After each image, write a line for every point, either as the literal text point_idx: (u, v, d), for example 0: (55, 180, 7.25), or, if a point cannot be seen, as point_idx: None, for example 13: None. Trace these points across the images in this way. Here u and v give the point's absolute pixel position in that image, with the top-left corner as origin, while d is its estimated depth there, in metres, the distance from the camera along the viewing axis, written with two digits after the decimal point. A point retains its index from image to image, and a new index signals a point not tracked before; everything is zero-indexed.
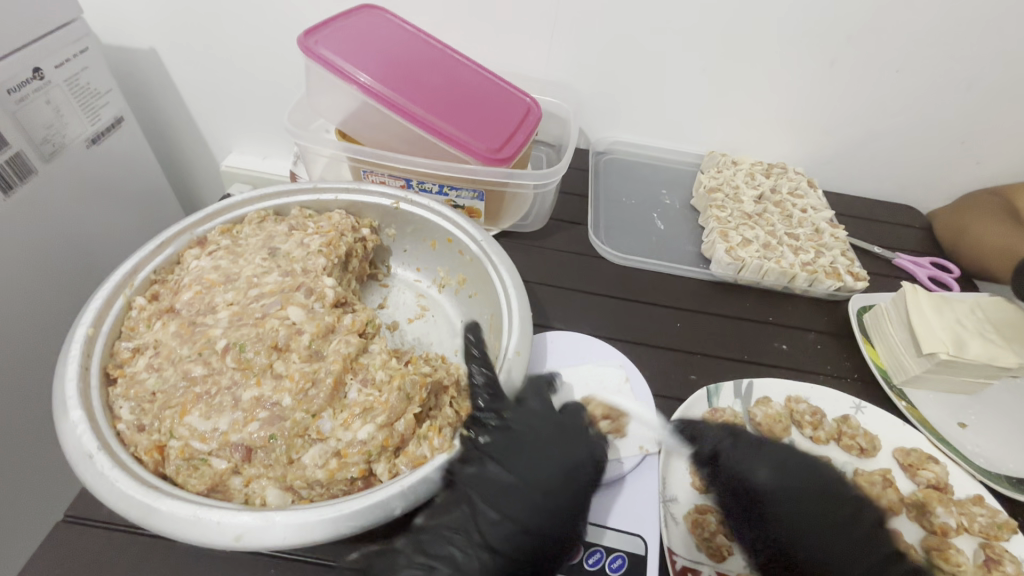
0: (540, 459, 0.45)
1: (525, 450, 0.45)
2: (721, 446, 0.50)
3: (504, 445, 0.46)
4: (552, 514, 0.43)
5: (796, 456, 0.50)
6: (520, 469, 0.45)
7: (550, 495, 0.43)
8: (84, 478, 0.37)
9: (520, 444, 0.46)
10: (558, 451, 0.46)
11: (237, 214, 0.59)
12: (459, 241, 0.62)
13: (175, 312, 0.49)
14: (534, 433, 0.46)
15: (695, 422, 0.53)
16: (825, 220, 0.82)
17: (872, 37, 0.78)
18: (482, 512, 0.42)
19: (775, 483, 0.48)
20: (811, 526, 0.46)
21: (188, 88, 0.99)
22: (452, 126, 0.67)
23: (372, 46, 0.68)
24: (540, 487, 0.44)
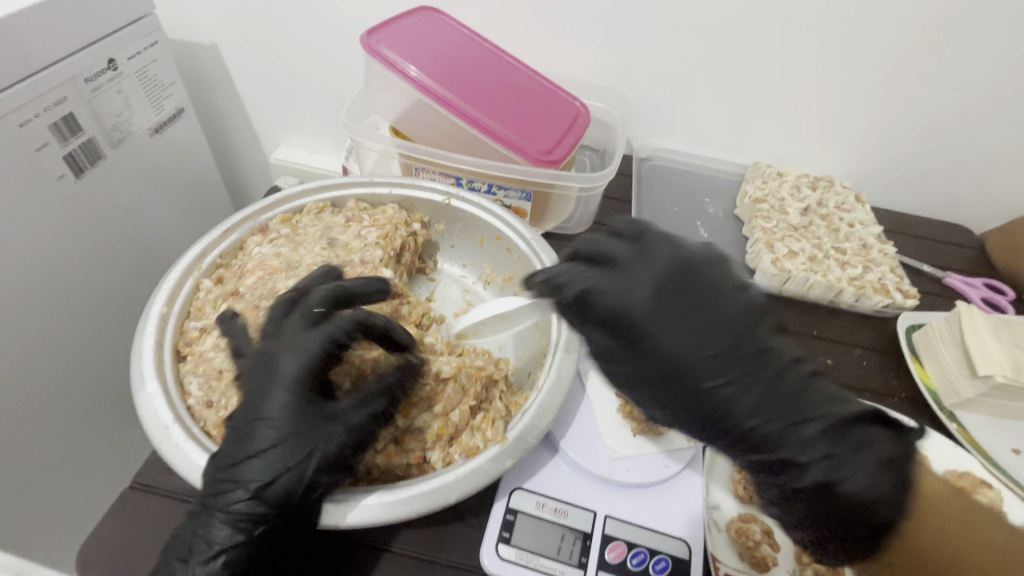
0: (265, 392, 0.40)
1: (251, 393, 0.41)
2: (636, 326, 0.42)
3: (246, 390, 0.41)
4: (259, 462, 0.38)
5: (672, 266, 0.43)
6: (252, 415, 0.40)
7: (257, 440, 0.39)
8: (161, 448, 0.39)
9: (259, 373, 0.41)
10: (282, 375, 0.41)
11: (297, 205, 0.61)
12: (508, 239, 0.63)
13: (239, 295, 0.51)
14: (258, 369, 0.41)
15: (598, 294, 0.43)
16: (873, 235, 0.81)
17: (931, 51, 0.76)
18: (220, 476, 0.38)
19: (663, 312, 0.42)
20: (696, 351, 0.40)
21: (243, 83, 1.02)
22: (504, 127, 0.68)
23: (428, 47, 0.70)
24: (268, 419, 0.39)
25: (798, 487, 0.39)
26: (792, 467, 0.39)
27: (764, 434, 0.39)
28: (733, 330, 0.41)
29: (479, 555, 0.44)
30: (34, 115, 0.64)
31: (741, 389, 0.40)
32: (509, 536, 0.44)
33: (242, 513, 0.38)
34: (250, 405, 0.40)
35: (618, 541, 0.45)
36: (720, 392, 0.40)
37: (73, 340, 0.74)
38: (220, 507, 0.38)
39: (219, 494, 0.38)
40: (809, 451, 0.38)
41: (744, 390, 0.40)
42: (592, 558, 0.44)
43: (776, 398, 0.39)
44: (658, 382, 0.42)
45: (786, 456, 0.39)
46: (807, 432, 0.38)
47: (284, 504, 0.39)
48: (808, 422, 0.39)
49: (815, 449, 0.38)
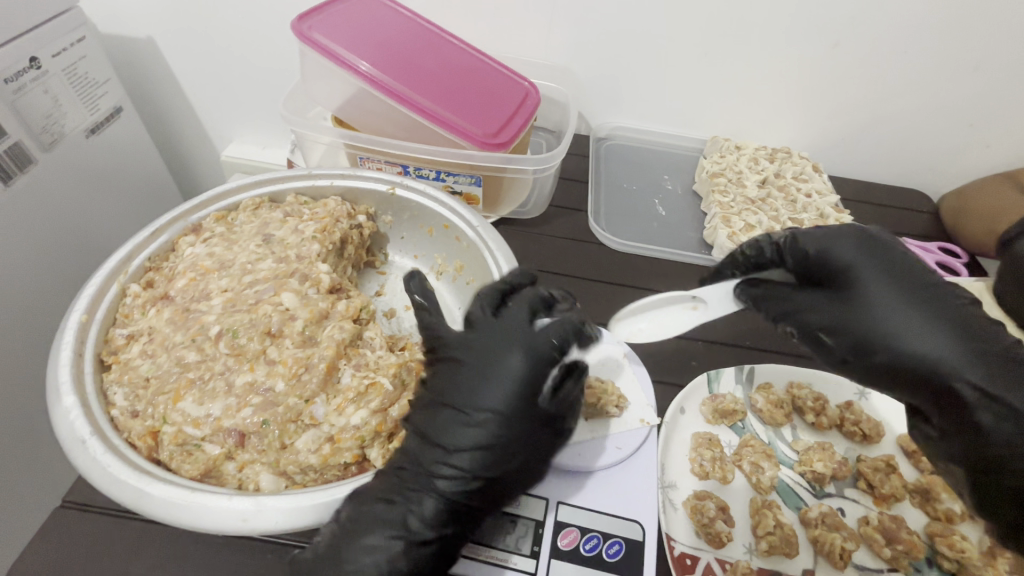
0: (458, 388, 0.41)
1: (457, 381, 0.42)
2: (850, 281, 0.47)
3: (448, 377, 0.43)
4: (469, 465, 0.40)
5: (878, 237, 0.49)
6: (456, 408, 0.41)
7: (468, 437, 0.40)
8: (77, 464, 0.37)
9: (465, 364, 0.42)
10: (509, 370, 0.41)
11: (232, 202, 0.59)
12: (456, 227, 0.62)
13: (169, 299, 0.48)
14: (468, 356, 0.43)
15: (828, 249, 0.48)
16: (830, 204, 0.81)
17: (878, 15, 0.75)
18: (416, 484, 0.40)
19: (883, 277, 0.46)
20: (906, 307, 0.44)
21: (186, 78, 0.98)
22: (449, 111, 0.66)
23: (367, 31, 0.68)
24: (464, 420, 0.40)
25: (994, 443, 0.41)
26: (991, 419, 0.41)
27: (973, 391, 0.42)
28: (940, 292, 0.46)
29: None
30: None
31: (943, 335, 0.43)
32: None
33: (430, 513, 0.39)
34: (452, 398, 0.41)
35: (572, 527, 0.45)
36: (933, 347, 0.43)
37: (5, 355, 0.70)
38: (415, 502, 0.39)
39: (415, 493, 0.39)
40: (1019, 396, 0.41)
41: (940, 340, 0.43)
42: (545, 547, 0.43)
43: (978, 340, 0.43)
44: (883, 331, 0.44)
45: (989, 413, 0.41)
46: (1017, 392, 0.41)
47: (469, 505, 0.40)
48: (1011, 373, 0.42)
49: (1021, 400, 0.41)
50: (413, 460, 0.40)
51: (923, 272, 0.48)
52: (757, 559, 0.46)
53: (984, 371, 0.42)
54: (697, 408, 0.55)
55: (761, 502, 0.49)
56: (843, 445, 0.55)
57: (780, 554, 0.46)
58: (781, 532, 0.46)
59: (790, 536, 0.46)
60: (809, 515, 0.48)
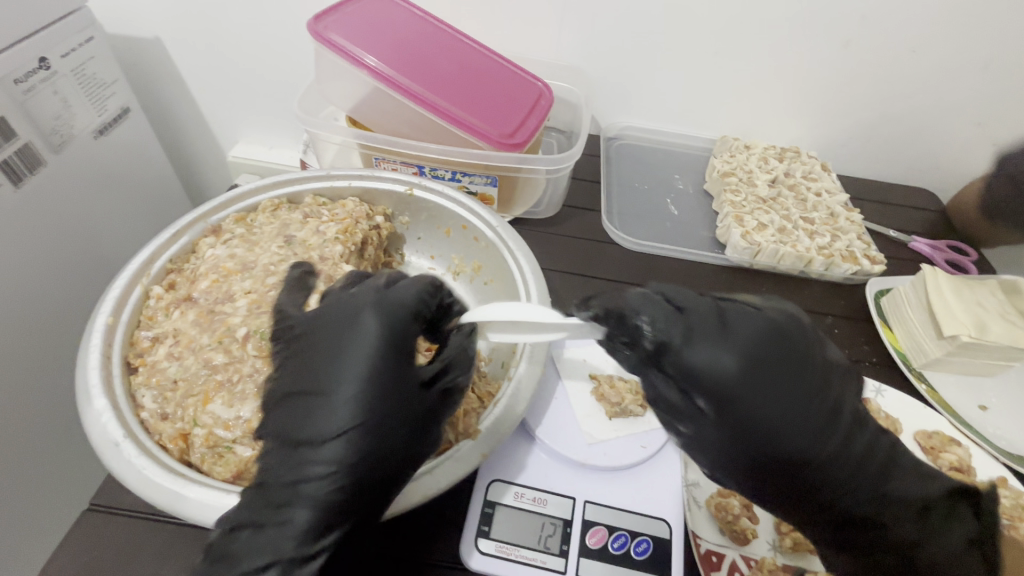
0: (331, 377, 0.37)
1: (306, 379, 0.38)
2: (723, 395, 0.35)
3: (297, 372, 0.39)
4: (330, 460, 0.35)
5: (765, 335, 0.37)
6: (304, 409, 0.37)
7: (322, 430, 0.36)
8: (111, 467, 0.36)
9: (314, 351, 0.39)
10: (363, 348, 0.37)
11: (251, 203, 0.59)
12: (474, 228, 0.62)
13: (193, 301, 0.48)
14: (319, 346, 0.39)
15: (696, 354, 0.35)
16: (840, 203, 0.81)
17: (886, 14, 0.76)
18: (272, 504, 0.35)
19: (749, 378, 0.35)
20: (788, 422, 0.36)
21: (193, 79, 0.98)
22: (464, 111, 0.66)
23: (382, 31, 0.68)
24: (315, 416, 0.36)
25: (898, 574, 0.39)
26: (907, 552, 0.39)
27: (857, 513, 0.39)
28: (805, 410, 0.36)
29: (460, 550, 0.43)
30: None
31: (856, 462, 0.38)
32: (488, 529, 0.44)
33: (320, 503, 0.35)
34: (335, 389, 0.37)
35: (599, 526, 0.45)
36: (804, 467, 0.37)
37: (19, 360, 0.70)
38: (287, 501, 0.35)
39: (302, 481, 0.35)
40: (929, 538, 0.39)
41: (857, 467, 0.38)
42: (573, 545, 0.44)
43: (862, 472, 0.38)
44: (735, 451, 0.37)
45: (919, 524, 0.39)
46: (903, 524, 0.39)
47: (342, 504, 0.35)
48: (920, 505, 0.39)
49: (912, 535, 0.39)
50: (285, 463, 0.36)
51: (813, 382, 0.37)
52: (782, 556, 0.46)
53: (859, 495, 0.39)
54: None
55: None
56: None
57: (804, 551, 0.47)
58: None
59: (812, 533, 0.47)
60: None
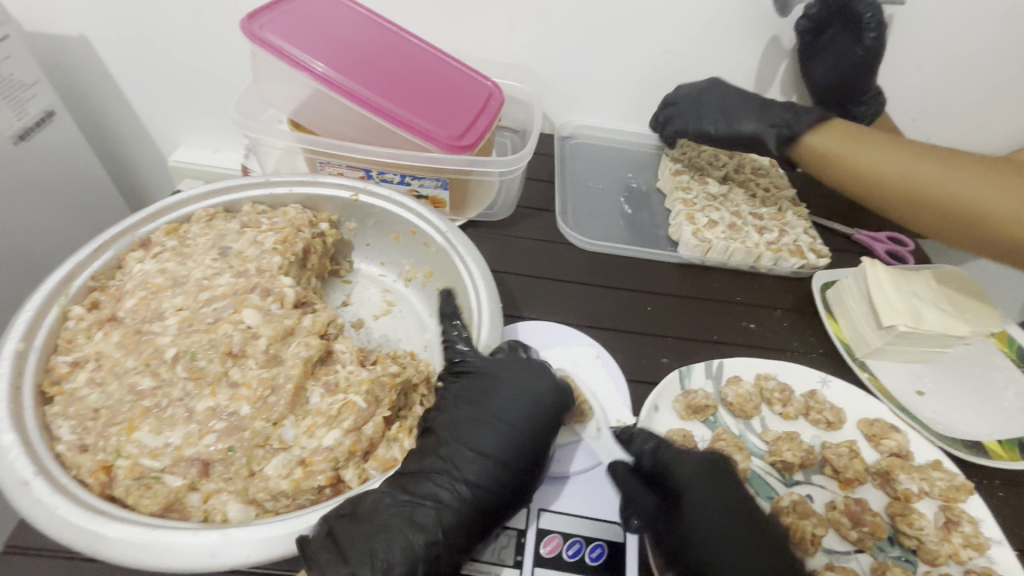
0: (486, 401, 0.44)
1: (491, 396, 0.44)
2: (694, 530, 0.44)
3: (477, 395, 0.45)
4: (511, 464, 0.42)
5: (733, 496, 0.46)
6: (489, 425, 0.43)
7: (512, 441, 0.43)
8: (20, 508, 0.34)
9: (498, 381, 0.45)
10: (537, 380, 0.46)
11: (184, 214, 0.55)
12: (424, 233, 0.60)
13: (117, 321, 0.45)
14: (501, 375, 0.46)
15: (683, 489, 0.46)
16: (787, 199, 0.83)
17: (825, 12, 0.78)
18: (431, 504, 0.39)
19: (711, 529, 0.44)
20: (695, 540, 0.43)
21: (125, 79, 0.92)
22: (411, 113, 0.64)
23: (323, 31, 0.65)
24: (507, 430, 0.43)
25: None
26: None
27: None
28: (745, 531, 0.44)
29: None
30: None
31: (749, 567, 0.41)
32: None
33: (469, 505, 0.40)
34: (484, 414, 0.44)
35: (553, 534, 0.44)
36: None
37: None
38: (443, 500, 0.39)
39: (456, 483, 0.40)
40: None
41: (733, 565, 0.42)
42: (527, 556, 0.43)
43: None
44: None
45: None
46: None
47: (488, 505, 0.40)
48: None
49: None
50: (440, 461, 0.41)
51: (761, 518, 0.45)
52: None
53: None
54: (671, 404, 0.56)
55: None
56: (809, 433, 0.57)
57: None
58: None
59: None
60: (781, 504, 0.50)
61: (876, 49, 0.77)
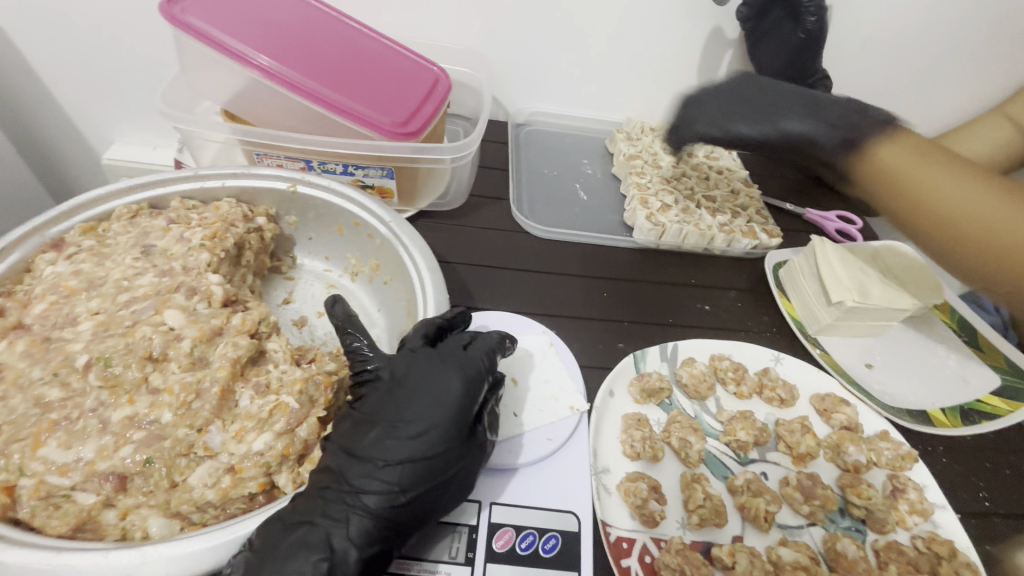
0: (393, 408, 0.39)
1: (395, 400, 0.40)
2: None
3: (380, 400, 0.40)
4: (420, 471, 0.37)
5: None
6: (392, 431, 0.38)
7: (420, 447, 0.38)
8: None
9: (406, 382, 0.40)
10: (450, 376, 0.41)
11: (104, 211, 0.52)
12: (367, 224, 0.58)
13: (25, 328, 0.42)
14: (408, 374, 0.41)
15: None
16: (739, 180, 0.84)
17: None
18: (325, 526, 0.35)
19: None
20: None
21: (46, 71, 0.85)
22: (351, 100, 0.62)
23: (253, 15, 0.61)
24: (414, 436, 0.38)
25: None
26: None
27: None
28: None
29: None
30: None
31: None
32: None
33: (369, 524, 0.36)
34: (382, 417, 0.39)
35: (506, 527, 0.43)
36: None
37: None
38: (339, 518, 0.36)
39: (355, 501, 0.36)
40: None
41: None
42: (479, 552, 0.42)
43: None
44: None
45: None
46: None
47: (396, 519, 0.37)
48: None
49: None
50: (337, 477, 0.37)
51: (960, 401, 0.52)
52: (690, 533, 0.47)
53: None
54: (626, 389, 0.56)
55: (690, 477, 0.50)
56: (763, 410, 0.58)
57: (711, 526, 0.47)
58: (710, 504, 0.48)
59: (718, 507, 0.48)
60: (736, 483, 0.50)
61: (816, 32, 0.77)
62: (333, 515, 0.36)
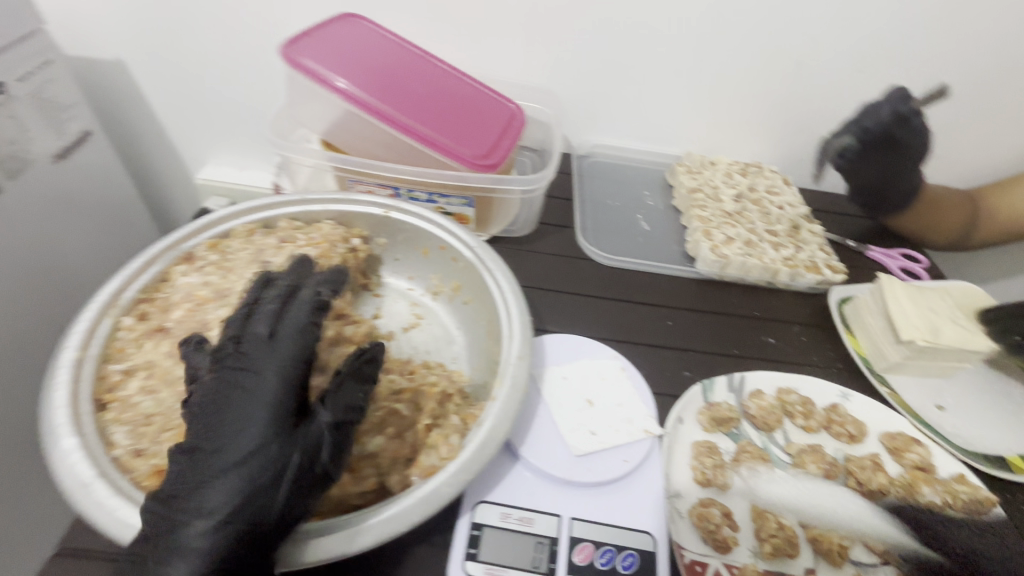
0: (227, 406, 0.38)
1: (227, 396, 0.38)
2: None
3: (212, 396, 0.38)
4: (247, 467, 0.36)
5: None
6: (222, 428, 0.37)
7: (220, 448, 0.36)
8: (83, 509, 0.35)
9: (240, 376, 0.39)
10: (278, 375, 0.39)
11: (226, 228, 0.57)
12: (452, 248, 0.62)
13: (166, 331, 0.47)
14: (251, 367, 0.39)
15: None
16: (801, 216, 0.85)
17: (862, 139, 0.75)
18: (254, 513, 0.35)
19: None
20: None
21: (158, 100, 0.95)
22: (439, 133, 0.67)
23: (354, 55, 0.68)
24: (241, 432, 0.37)
25: None
26: None
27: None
28: None
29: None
30: None
31: None
32: (476, 552, 0.44)
33: (226, 520, 0.34)
34: (213, 412, 0.37)
35: (586, 542, 0.45)
36: None
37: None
38: (185, 508, 0.34)
39: (184, 499, 0.35)
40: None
41: None
42: (561, 563, 0.44)
43: None
44: None
45: None
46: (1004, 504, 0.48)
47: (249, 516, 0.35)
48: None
49: None
50: (179, 472, 0.36)
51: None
52: (763, 562, 0.47)
53: None
54: (695, 417, 0.57)
55: (762, 506, 0.50)
56: (832, 445, 0.58)
57: (783, 556, 0.48)
58: (784, 534, 0.49)
59: (791, 537, 0.49)
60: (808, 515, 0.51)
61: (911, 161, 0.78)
62: (179, 504, 0.35)
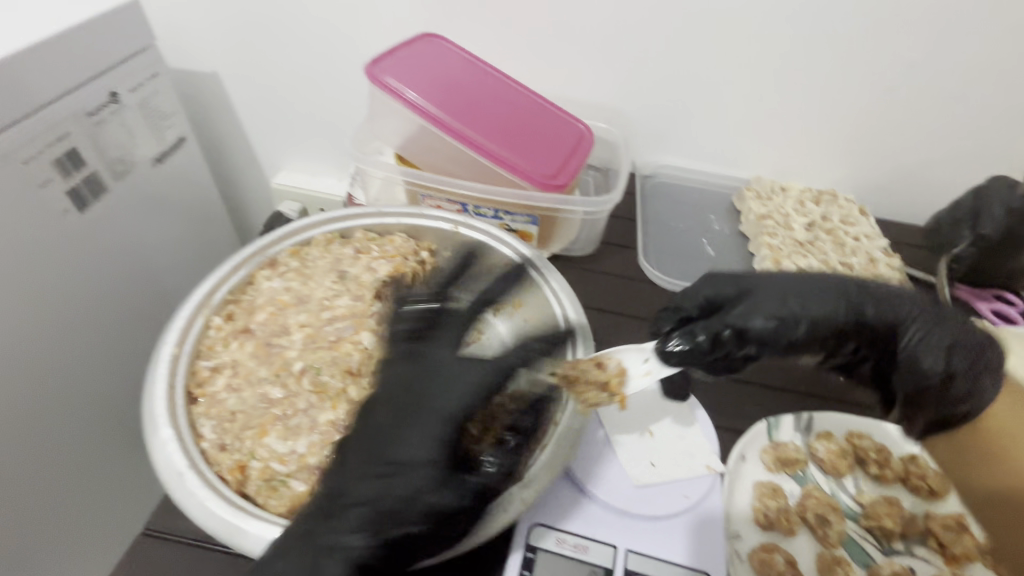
0: (374, 430, 0.43)
1: (400, 424, 0.43)
2: None
3: (372, 426, 0.43)
4: (381, 490, 0.40)
5: None
6: (376, 451, 0.42)
7: (373, 473, 0.40)
8: (175, 495, 0.39)
9: (396, 401, 0.44)
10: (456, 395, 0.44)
11: (306, 237, 0.60)
12: (517, 266, 0.63)
13: (250, 333, 0.51)
14: (412, 390, 0.44)
15: None
16: (879, 249, 0.80)
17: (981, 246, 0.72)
18: (366, 524, 0.39)
19: None
20: None
21: (245, 110, 1.02)
22: (509, 152, 0.68)
23: (433, 74, 0.71)
24: (392, 460, 0.41)
25: None
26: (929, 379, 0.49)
27: None
28: None
29: None
30: (37, 152, 0.65)
31: None
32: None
33: (356, 539, 0.38)
34: (372, 438, 0.42)
35: None
36: None
37: (62, 383, 0.73)
38: (327, 520, 0.39)
39: (326, 515, 0.39)
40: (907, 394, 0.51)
41: None
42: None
43: None
44: None
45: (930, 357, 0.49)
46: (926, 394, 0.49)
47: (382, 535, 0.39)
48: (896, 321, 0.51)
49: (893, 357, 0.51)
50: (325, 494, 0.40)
51: None
52: None
53: None
54: (758, 456, 0.55)
55: (830, 558, 0.48)
56: (907, 500, 0.54)
57: None
58: None
59: None
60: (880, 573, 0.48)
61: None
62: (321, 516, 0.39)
